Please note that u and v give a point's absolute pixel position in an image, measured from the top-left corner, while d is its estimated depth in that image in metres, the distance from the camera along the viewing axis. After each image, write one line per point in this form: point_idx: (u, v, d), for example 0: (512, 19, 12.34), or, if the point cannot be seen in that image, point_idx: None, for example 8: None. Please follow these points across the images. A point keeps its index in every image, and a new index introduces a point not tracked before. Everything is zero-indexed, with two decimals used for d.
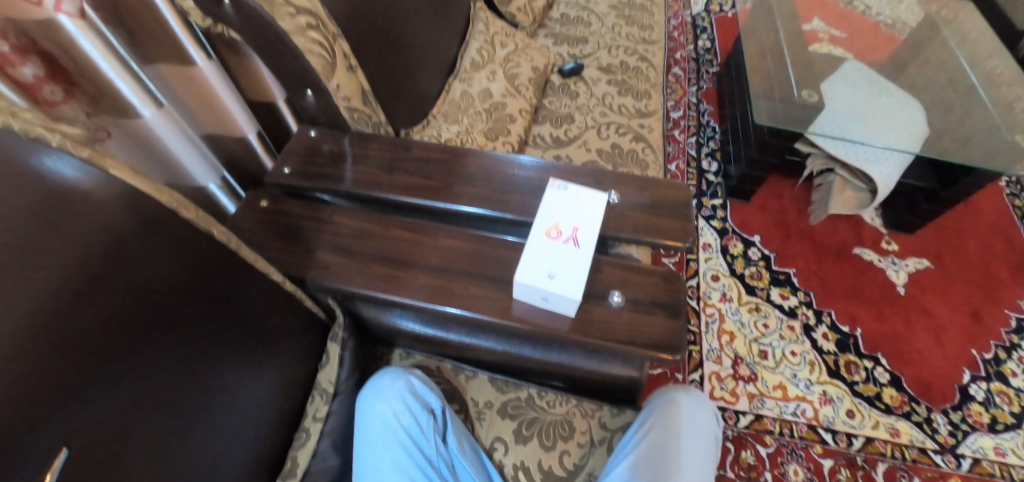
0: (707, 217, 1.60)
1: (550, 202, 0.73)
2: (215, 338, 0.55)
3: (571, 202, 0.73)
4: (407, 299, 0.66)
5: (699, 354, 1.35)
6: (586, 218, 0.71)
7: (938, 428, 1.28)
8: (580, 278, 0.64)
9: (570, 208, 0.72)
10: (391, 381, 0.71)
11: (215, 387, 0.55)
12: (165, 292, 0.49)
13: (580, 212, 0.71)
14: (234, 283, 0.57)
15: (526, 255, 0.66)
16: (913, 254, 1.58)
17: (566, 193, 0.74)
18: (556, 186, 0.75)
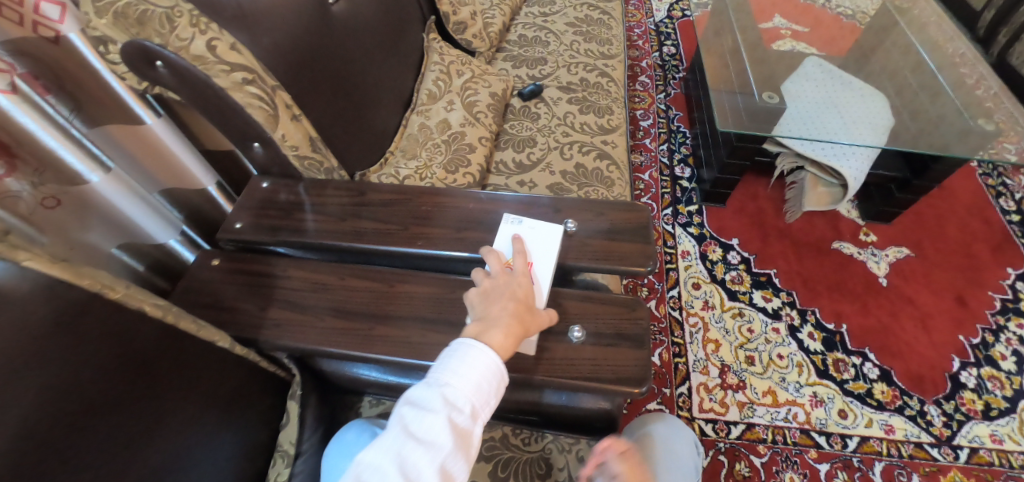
0: (684, 224, 1.60)
1: (506, 240, 0.74)
2: (158, 416, 0.53)
3: (526, 238, 0.74)
4: (364, 352, 0.64)
5: (686, 366, 1.33)
6: (542, 256, 0.72)
7: (932, 420, 1.27)
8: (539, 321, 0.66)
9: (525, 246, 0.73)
10: (356, 436, 0.67)
11: (164, 468, 0.53)
12: (96, 379, 0.47)
13: (538, 247, 0.73)
14: (175, 357, 0.56)
15: None
16: (892, 243, 1.58)
17: (522, 228, 0.75)
18: (512, 222, 0.76)
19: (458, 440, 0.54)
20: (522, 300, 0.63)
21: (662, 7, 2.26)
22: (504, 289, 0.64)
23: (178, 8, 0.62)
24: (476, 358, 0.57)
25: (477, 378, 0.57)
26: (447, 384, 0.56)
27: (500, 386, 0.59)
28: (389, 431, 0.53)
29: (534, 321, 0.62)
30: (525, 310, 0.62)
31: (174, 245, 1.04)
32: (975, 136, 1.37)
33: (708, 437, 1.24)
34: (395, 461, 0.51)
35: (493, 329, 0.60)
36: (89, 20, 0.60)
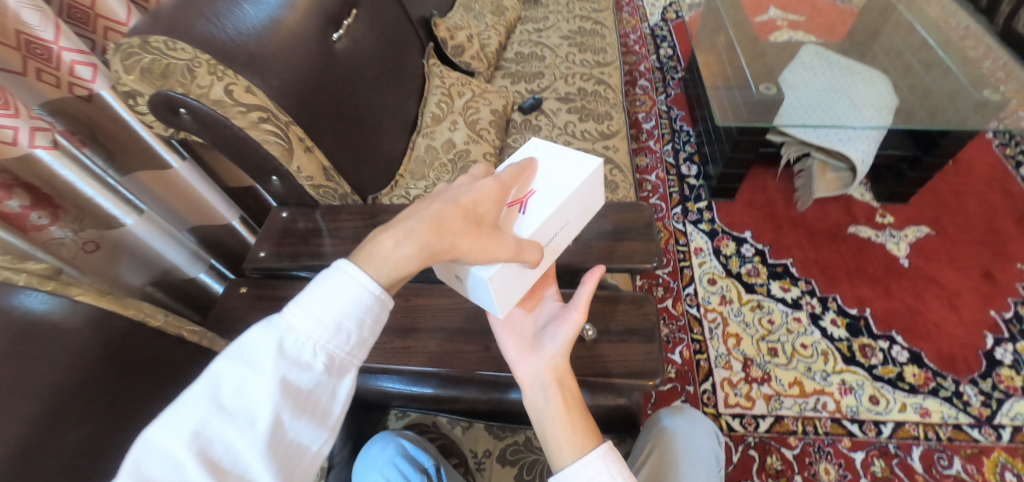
0: (694, 222, 1.60)
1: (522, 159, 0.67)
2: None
3: (547, 165, 0.65)
4: (389, 364, 0.69)
5: (707, 362, 1.33)
6: (555, 181, 0.63)
7: (969, 400, 1.24)
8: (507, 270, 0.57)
9: (544, 173, 0.64)
10: (381, 449, 0.74)
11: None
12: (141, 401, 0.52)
13: (556, 173, 0.64)
14: None
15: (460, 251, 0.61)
16: (911, 223, 1.56)
17: (547, 155, 0.67)
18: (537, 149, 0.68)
19: (292, 400, 0.47)
20: (465, 206, 0.54)
21: (656, 11, 2.31)
22: (456, 192, 0.55)
23: (197, 59, 0.68)
24: (330, 299, 0.49)
25: (327, 322, 0.49)
26: (286, 332, 0.48)
27: (351, 340, 0.50)
28: (200, 390, 0.45)
29: (474, 240, 0.53)
30: (465, 226, 0.53)
31: (203, 278, 1.10)
32: (982, 108, 1.36)
33: (736, 432, 1.23)
34: (196, 432, 0.44)
35: (395, 241, 0.51)
36: (118, 78, 0.67)
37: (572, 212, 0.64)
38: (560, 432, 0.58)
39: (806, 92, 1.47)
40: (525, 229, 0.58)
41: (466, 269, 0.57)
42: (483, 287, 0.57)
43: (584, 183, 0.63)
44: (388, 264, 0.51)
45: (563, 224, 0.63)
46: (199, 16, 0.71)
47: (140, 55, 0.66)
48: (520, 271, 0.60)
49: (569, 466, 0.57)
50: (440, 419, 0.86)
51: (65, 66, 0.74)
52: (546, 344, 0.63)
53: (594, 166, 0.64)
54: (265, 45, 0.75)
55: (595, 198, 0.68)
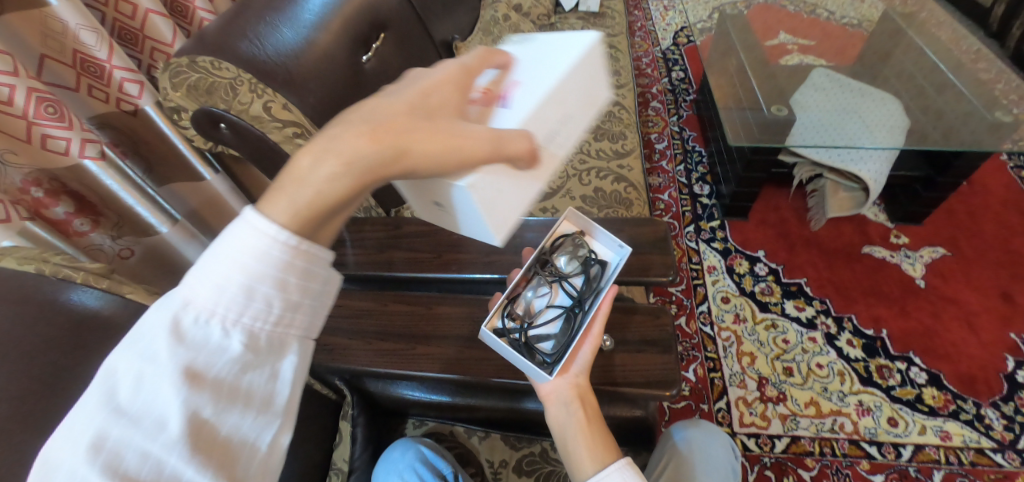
0: (707, 240, 1.62)
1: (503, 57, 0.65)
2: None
3: (524, 63, 0.64)
4: (410, 369, 0.71)
5: (722, 380, 1.33)
6: (533, 77, 0.61)
7: (992, 424, 1.22)
8: (492, 175, 0.54)
9: (522, 69, 0.63)
10: (402, 453, 0.77)
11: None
12: None
13: (537, 71, 0.62)
14: None
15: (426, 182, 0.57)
16: (926, 244, 1.55)
17: (524, 54, 0.65)
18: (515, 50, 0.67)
19: (207, 388, 0.42)
20: (407, 107, 0.49)
21: (668, 35, 2.37)
22: (399, 87, 0.52)
23: (240, 78, 0.73)
24: (226, 260, 0.44)
25: (226, 294, 0.44)
26: (187, 308, 0.44)
27: (269, 307, 0.45)
28: (94, 394, 0.41)
29: (427, 138, 0.48)
30: (410, 119, 0.48)
31: None
32: (995, 130, 1.37)
33: (752, 452, 1.22)
34: (91, 445, 0.39)
35: (313, 158, 0.45)
36: (167, 95, 0.73)
37: (568, 107, 0.62)
38: (581, 446, 0.63)
39: (816, 112, 1.50)
40: (513, 124, 0.56)
41: (445, 185, 0.54)
42: (467, 199, 0.54)
43: (568, 76, 0.60)
44: (314, 187, 0.45)
45: (559, 118, 0.60)
46: (241, 37, 0.76)
47: (187, 73, 0.72)
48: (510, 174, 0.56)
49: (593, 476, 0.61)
50: (458, 428, 0.88)
51: (115, 83, 0.79)
52: (568, 363, 0.66)
53: (574, 62, 0.62)
54: (301, 64, 0.79)
55: (595, 96, 0.65)
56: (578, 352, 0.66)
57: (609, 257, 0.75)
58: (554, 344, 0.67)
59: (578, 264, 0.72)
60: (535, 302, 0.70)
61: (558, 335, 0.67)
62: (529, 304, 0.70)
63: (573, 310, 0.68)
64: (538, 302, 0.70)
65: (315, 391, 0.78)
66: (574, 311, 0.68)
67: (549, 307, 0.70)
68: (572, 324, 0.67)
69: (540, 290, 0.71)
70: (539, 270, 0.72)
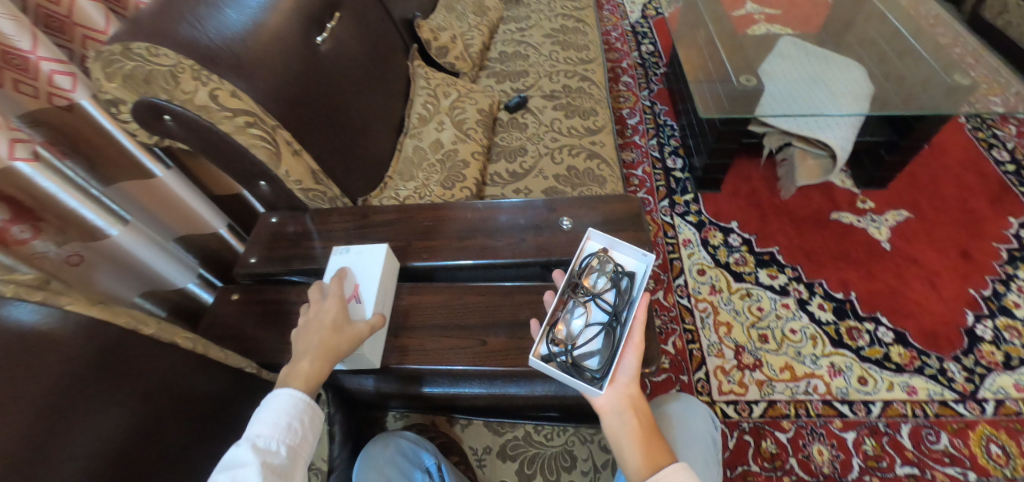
0: (682, 214, 1.62)
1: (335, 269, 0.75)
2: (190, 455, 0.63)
3: (356, 265, 0.75)
4: (383, 363, 0.71)
5: (700, 351, 1.35)
6: (369, 274, 0.74)
7: (954, 376, 1.28)
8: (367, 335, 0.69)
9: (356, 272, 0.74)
10: (382, 448, 0.75)
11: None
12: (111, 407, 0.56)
13: (368, 267, 0.75)
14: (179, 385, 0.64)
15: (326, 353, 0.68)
16: (890, 207, 1.59)
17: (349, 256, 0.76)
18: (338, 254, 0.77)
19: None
20: (331, 325, 0.65)
21: (636, 7, 2.34)
22: (309, 319, 0.66)
23: (180, 65, 0.68)
24: (282, 398, 0.61)
25: (281, 422, 0.60)
26: (254, 433, 0.59)
27: (307, 431, 0.62)
28: None
29: (341, 338, 0.64)
30: (329, 332, 0.64)
31: (194, 287, 1.11)
32: (954, 93, 1.40)
33: (731, 419, 1.25)
34: None
35: (301, 362, 0.63)
36: (101, 86, 0.68)
37: (390, 289, 0.76)
38: (637, 450, 0.60)
39: (784, 80, 1.50)
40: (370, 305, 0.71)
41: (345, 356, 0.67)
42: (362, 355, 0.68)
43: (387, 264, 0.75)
44: (302, 375, 0.62)
45: (386, 298, 0.75)
46: (180, 21, 0.70)
47: (121, 62, 0.66)
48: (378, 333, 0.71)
49: (646, 480, 0.57)
50: (440, 418, 0.87)
51: (43, 76, 0.73)
52: (615, 373, 0.64)
53: (387, 248, 0.77)
54: (249, 48, 0.74)
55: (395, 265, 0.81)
56: (623, 363, 0.64)
57: (633, 266, 0.71)
58: (601, 361, 0.63)
59: (608, 277, 0.69)
60: (573, 325, 0.67)
61: (602, 351, 0.64)
62: (569, 328, 0.66)
63: (612, 324, 0.65)
64: (576, 323, 0.67)
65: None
66: (612, 325, 0.65)
67: (587, 325, 0.66)
68: (614, 337, 0.64)
69: (575, 311, 0.68)
70: (571, 292, 0.68)
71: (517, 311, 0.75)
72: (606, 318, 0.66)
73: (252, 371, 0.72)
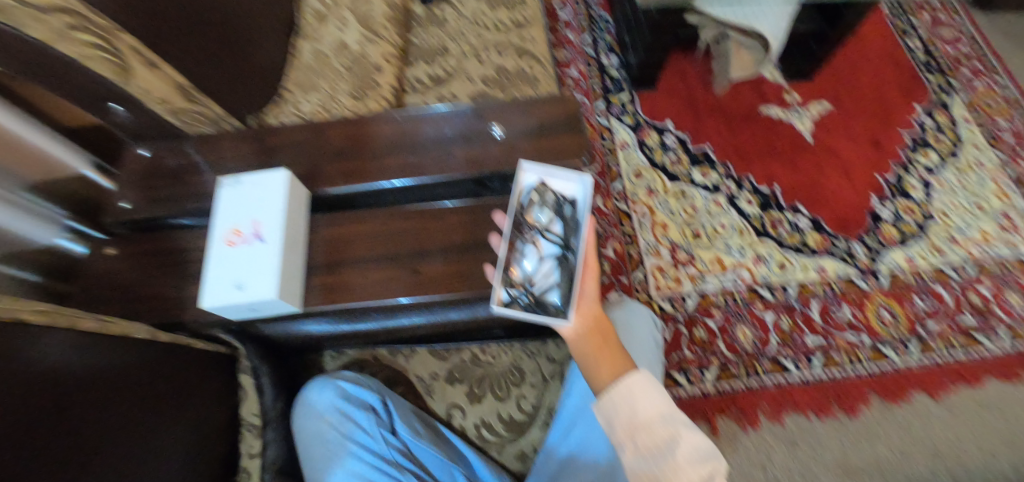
0: (618, 115, 1.57)
1: (228, 207, 0.66)
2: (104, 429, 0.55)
3: (251, 200, 0.66)
4: (305, 307, 0.66)
5: (638, 253, 1.38)
6: (267, 209, 0.65)
7: (858, 255, 1.40)
8: (270, 277, 0.60)
9: (252, 208, 0.65)
10: (319, 393, 0.71)
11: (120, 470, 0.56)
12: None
13: (266, 201, 0.65)
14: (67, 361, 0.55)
15: (220, 303, 0.60)
16: (814, 99, 1.62)
17: (243, 190, 0.66)
18: (230, 188, 0.67)
19: None
20: None
21: None
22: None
23: None
24: None
25: None
26: None
27: None
28: None
29: None
30: None
31: (64, 243, 0.92)
32: None
33: (666, 313, 1.32)
34: None
35: None
36: None
37: (300, 221, 0.68)
38: (600, 368, 0.56)
39: None
40: (276, 242, 0.63)
41: (251, 303, 0.60)
42: (273, 302, 0.61)
43: (288, 194, 0.65)
44: None
45: (296, 233, 0.66)
46: None
47: None
48: (292, 273, 0.64)
49: (610, 391, 0.53)
50: (381, 352, 0.83)
51: None
52: (578, 299, 0.61)
53: (286, 174, 0.66)
54: None
55: (307, 191, 0.71)
56: (585, 289, 0.61)
57: (574, 191, 0.65)
58: (564, 293, 0.59)
59: (550, 207, 0.63)
60: (528, 266, 0.61)
61: (562, 283, 0.59)
62: (523, 270, 0.61)
63: (565, 254, 0.61)
64: (528, 262, 0.61)
65: (201, 351, 0.70)
66: (566, 255, 0.61)
67: (541, 261, 0.61)
68: (569, 265, 0.60)
69: (525, 252, 0.62)
70: (518, 233, 0.62)
71: (451, 234, 0.68)
72: (558, 249, 0.61)
73: (144, 336, 0.64)
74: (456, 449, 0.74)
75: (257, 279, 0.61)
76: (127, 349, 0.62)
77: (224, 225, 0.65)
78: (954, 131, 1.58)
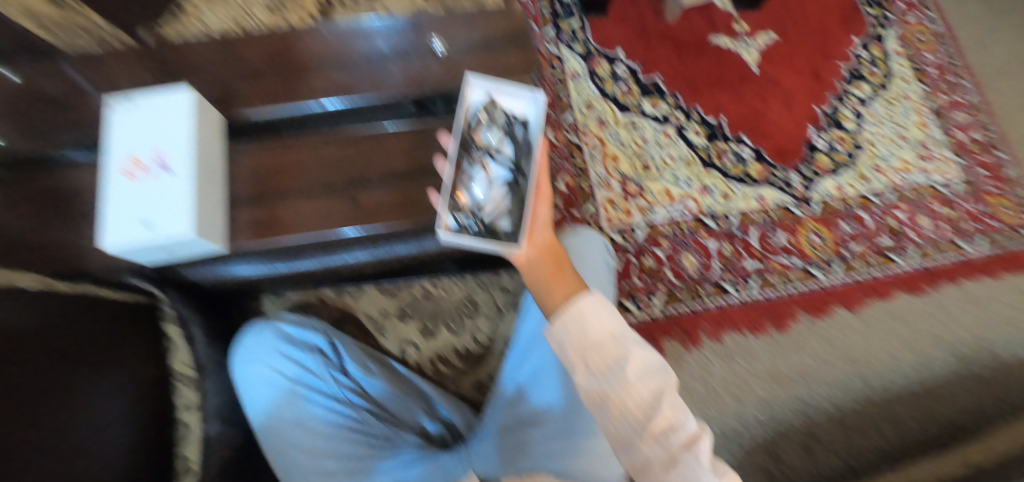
0: (568, 43, 1.50)
1: (123, 132, 0.57)
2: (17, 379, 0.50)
3: (151, 123, 0.57)
4: (229, 247, 0.60)
5: (590, 186, 1.37)
6: (172, 134, 0.57)
7: (794, 184, 1.45)
8: (183, 211, 0.54)
9: (154, 133, 0.56)
10: (258, 337, 0.66)
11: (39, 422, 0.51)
12: None
13: (169, 125, 0.57)
14: None
15: (122, 243, 0.53)
16: (761, 30, 1.62)
17: (140, 112, 0.57)
18: (123, 110, 0.57)
19: None
20: None
21: None
22: None
23: None
24: None
25: None
26: None
27: None
28: None
29: None
30: None
31: None
32: None
33: (617, 244, 1.33)
34: None
35: None
36: None
37: (213, 148, 0.60)
38: (551, 293, 0.53)
39: None
40: (186, 174, 0.55)
41: (162, 242, 0.53)
42: (190, 241, 0.55)
43: (195, 117, 0.57)
44: None
45: (209, 163, 0.59)
46: None
47: None
48: (209, 208, 0.57)
49: (560, 315, 0.51)
50: (326, 293, 0.79)
51: None
52: (533, 227, 0.58)
53: (192, 95, 0.58)
54: None
55: (220, 116, 0.63)
56: (538, 216, 0.59)
57: (525, 110, 0.61)
58: (515, 221, 0.56)
59: (499, 127, 0.59)
60: (477, 191, 0.57)
61: (513, 208, 0.56)
62: (472, 196, 0.57)
63: (517, 179, 0.57)
64: (477, 188, 0.57)
65: (113, 302, 0.64)
66: (517, 180, 0.57)
67: (492, 187, 0.57)
68: (520, 191, 0.56)
69: (474, 176, 0.58)
70: (465, 154, 0.59)
71: (392, 160, 0.64)
72: (508, 174, 0.58)
73: (36, 287, 0.58)
74: (412, 384, 0.72)
75: (166, 216, 0.53)
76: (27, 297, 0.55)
77: (121, 154, 0.56)
78: (886, 65, 1.63)
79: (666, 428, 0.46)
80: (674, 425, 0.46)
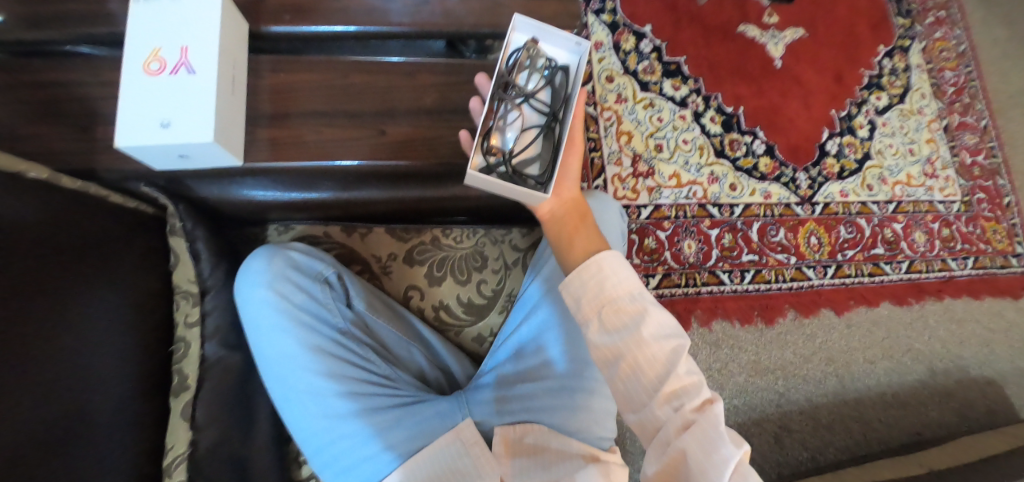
0: (596, 12, 1.46)
1: (145, 27, 0.54)
2: (32, 258, 0.49)
3: (175, 21, 0.54)
4: (248, 163, 0.59)
5: (601, 160, 1.36)
6: (197, 34, 0.54)
7: (801, 184, 1.46)
8: (204, 116, 0.52)
9: (177, 31, 0.54)
10: (265, 263, 0.65)
11: (56, 303, 0.50)
12: None
13: (194, 26, 0.54)
14: None
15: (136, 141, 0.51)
16: (791, 25, 1.59)
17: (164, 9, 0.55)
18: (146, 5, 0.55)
19: None
20: None
21: None
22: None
23: None
24: None
25: None
26: None
27: None
28: None
29: None
30: None
31: None
32: None
33: None
34: None
35: None
36: None
37: (236, 58, 0.58)
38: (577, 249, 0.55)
39: None
40: (209, 77, 0.53)
41: (179, 145, 0.51)
42: (208, 149, 0.53)
43: (223, 21, 0.55)
44: None
45: (233, 72, 0.57)
46: None
47: None
48: (229, 119, 0.55)
49: (582, 267, 0.52)
50: (333, 227, 0.76)
51: None
52: (561, 181, 0.58)
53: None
54: None
55: (246, 25, 0.61)
56: (566, 169, 0.59)
57: (565, 60, 0.60)
58: (545, 165, 0.56)
59: (540, 73, 0.58)
60: (509, 133, 0.56)
61: (543, 155, 0.56)
62: (504, 138, 0.56)
63: (551, 124, 0.57)
64: (512, 132, 0.56)
65: (116, 205, 0.61)
66: (551, 125, 0.57)
67: (524, 130, 0.56)
68: (553, 137, 0.56)
69: (508, 118, 0.56)
70: (502, 94, 0.56)
71: (420, 95, 0.63)
72: (543, 120, 0.57)
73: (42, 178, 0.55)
74: (413, 328, 0.72)
75: (186, 118, 0.51)
76: (39, 183, 0.53)
77: (139, 51, 0.53)
78: (907, 77, 1.62)
79: (679, 391, 0.47)
80: (688, 390, 0.47)
